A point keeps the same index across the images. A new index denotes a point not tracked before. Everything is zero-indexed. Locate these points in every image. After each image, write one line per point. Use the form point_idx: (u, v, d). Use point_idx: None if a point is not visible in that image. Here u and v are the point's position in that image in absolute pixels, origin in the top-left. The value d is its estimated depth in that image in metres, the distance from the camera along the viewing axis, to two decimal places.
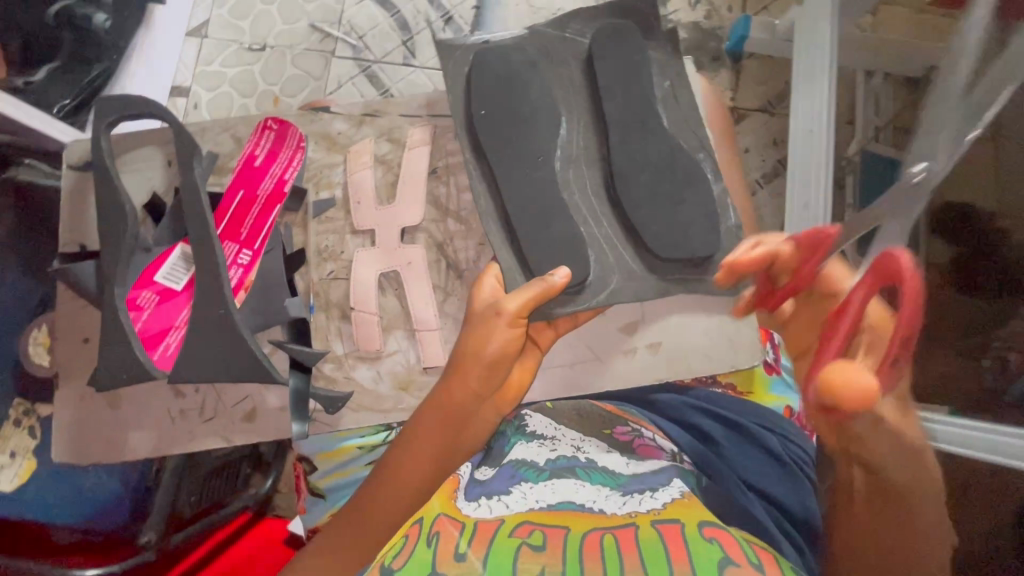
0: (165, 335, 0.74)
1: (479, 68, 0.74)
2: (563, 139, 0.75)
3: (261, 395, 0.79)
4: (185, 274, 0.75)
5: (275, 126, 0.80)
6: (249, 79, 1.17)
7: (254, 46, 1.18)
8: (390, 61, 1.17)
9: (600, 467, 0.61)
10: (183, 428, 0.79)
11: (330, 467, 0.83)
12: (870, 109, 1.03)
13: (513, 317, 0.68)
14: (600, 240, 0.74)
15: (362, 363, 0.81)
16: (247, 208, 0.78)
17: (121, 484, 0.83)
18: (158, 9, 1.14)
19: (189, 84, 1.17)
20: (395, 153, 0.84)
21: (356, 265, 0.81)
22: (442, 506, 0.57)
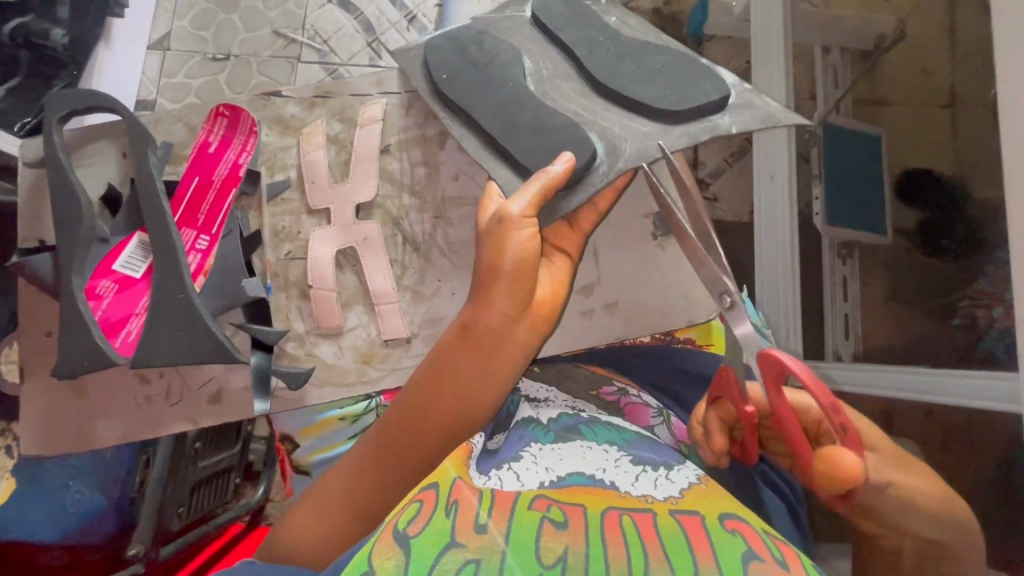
0: (125, 323, 0.74)
1: (432, 53, 0.76)
2: (530, 69, 0.73)
3: (225, 376, 0.79)
4: (142, 262, 0.75)
5: (228, 112, 0.82)
6: (215, 89, 1.16)
7: (218, 56, 1.17)
8: (356, 63, 1.17)
9: (607, 423, 0.64)
10: (149, 415, 0.79)
11: (312, 442, 0.86)
12: (829, 84, 1.17)
13: (522, 213, 0.58)
14: (601, 122, 0.68)
15: (324, 340, 0.81)
16: (203, 193, 0.80)
17: (104, 496, 0.82)
18: (115, 24, 1.12)
19: (154, 96, 1.16)
20: (347, 132, 0.84)
21: (313, 243, 0.81)
22: (457, 469, 0.52)
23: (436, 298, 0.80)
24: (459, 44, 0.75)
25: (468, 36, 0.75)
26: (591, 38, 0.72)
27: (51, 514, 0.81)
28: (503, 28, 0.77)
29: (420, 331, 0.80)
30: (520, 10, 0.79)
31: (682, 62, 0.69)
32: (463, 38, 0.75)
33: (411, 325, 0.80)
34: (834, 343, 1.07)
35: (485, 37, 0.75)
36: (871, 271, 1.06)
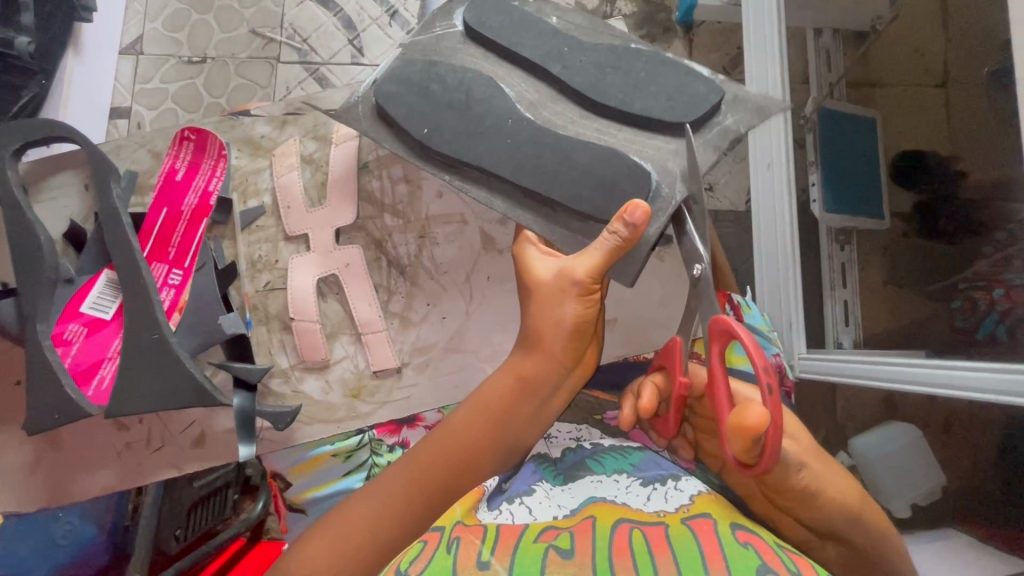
0: (99, 367, 0.72)
1: (387, 100, 0.67)
2: (514, 95, 0.68)
3: (208, 418, 0.80)
4: (112, 301, 0.73)
5: (192, 135, 0.77)
6: (192, 94, 1.11)
7: (194, 58, 1.12)
8: (339, 61, 1.13)
9: (610, 450, 0.65)
10: (132, 461, 0.79)
11: (306, 479, 0.85)
12: (823, 66, 1.09)
13: (590, 277, 0.57)
14: (627, 146, 0.65)
15: (311, 375, 0.79)
16: (173, 224, 0.76)
17: (95, 526, 0.80)
18: (86, 30, 1.10)
19: (129, 104, 1.11)
20: (322, 151, 0.81)
21: (292, 273, 0.78)
22: (465, 513, 0.52)
23: (425, 323, 0.79)
24: (412, 83, 0.68)
25: (418, 75, 0.68)
26: (540, 58, 0.67)
27: (40, 547, 0.79)
28: (441, 52, 0.71)
29: (411, 360, 0.79)
30: (450, 28, 0.71)
31: (667, 62, 0.66)
32: (413, 78, 0.68)
33: (401, 354, 0.79)
34: (835, 331, 1.00)
35: (436, 68, 0.68)
36: (870, 257, 1.04)
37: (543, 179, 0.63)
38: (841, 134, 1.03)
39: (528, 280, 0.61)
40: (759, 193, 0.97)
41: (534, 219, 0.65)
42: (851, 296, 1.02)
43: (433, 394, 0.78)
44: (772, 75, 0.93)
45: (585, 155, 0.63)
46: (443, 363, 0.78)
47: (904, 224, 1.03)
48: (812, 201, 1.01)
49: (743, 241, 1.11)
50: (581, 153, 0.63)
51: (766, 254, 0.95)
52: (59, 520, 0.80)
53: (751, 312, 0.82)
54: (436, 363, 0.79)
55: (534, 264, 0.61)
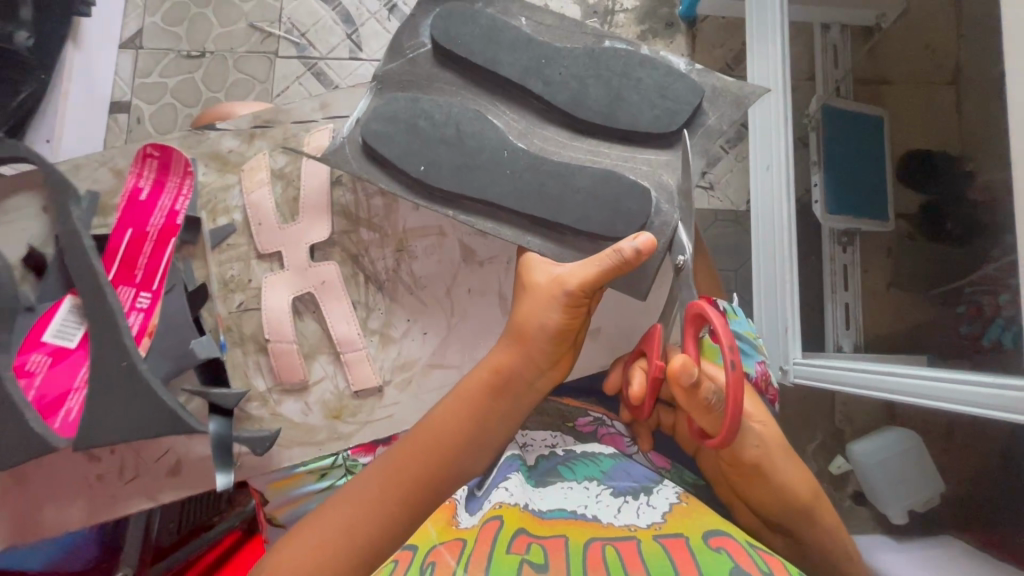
0: (65, 399, 0.69)
1: (379, 141, 0.63)
2: (501, 127, 0.65)
3: (184, 445, 0.77)
4: (77, 330, 0.71)
5: (155, 152, 0.75)
6: (192, 89, 1.11)
7: (193, 53, 1.12)
8: (337, 56, 1.12)
9: (582, 455, 0.61)
10: (102, 495, 0.77)
11: (281, 499, 0.74)
12: (828, 63, 1.08)
13: (581, 291, 0.56)
14: (621, 165, 0.64)
15: (288, 397, 0.76)
16: (139, 246, 0.73)
17: (85, 525, 0.81)
18: (85, 23, 1.09)
19: (129, 98, 1.11)
20: (293, 166, 0.79)
21: (265, 292, 0.75)
22: (441, 533, 0.50)
23: (406, 340, 0.77)
24: (399, 121, 0.64)
25: (404, 113, 0.64)
26: (519, 74, 0.64)
27: (29, 546, 0.79)
28: (419, 82, 0.67)
29: (393, 377, 0.77)
30: (419, 48, 0.67)
31: (644, 64, 0.64)
32: (399, 115, 0.64)
33: (383, 371, 0.76)
34: (836, 335, 1.01)
35: (420, 105, 0.64)
36: (873, 259, 1.03)
37: (547, 207, 0.61)
38: (846, 133, 1.02)
39: (524, 284, 0.60)
40: (758, 206, 0.96)
41: (540, 242, 0.63)
42: (853, 299, 1.02)
43: (415, 411, 0.76)
44: (777, 79, 0.90)
45: (586, 176, 0.61)
46: (426, 379, 0.76)
47: (907, 225, 1.01)
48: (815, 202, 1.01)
49: (740, 242, 1.09)
50: (581, 175, 0.61)
51: (771, 262, 0.91)
52: None
53: (736, 318, 0.75)
54: (418, 380, 0.76)
55: (534, 270, 0.60)
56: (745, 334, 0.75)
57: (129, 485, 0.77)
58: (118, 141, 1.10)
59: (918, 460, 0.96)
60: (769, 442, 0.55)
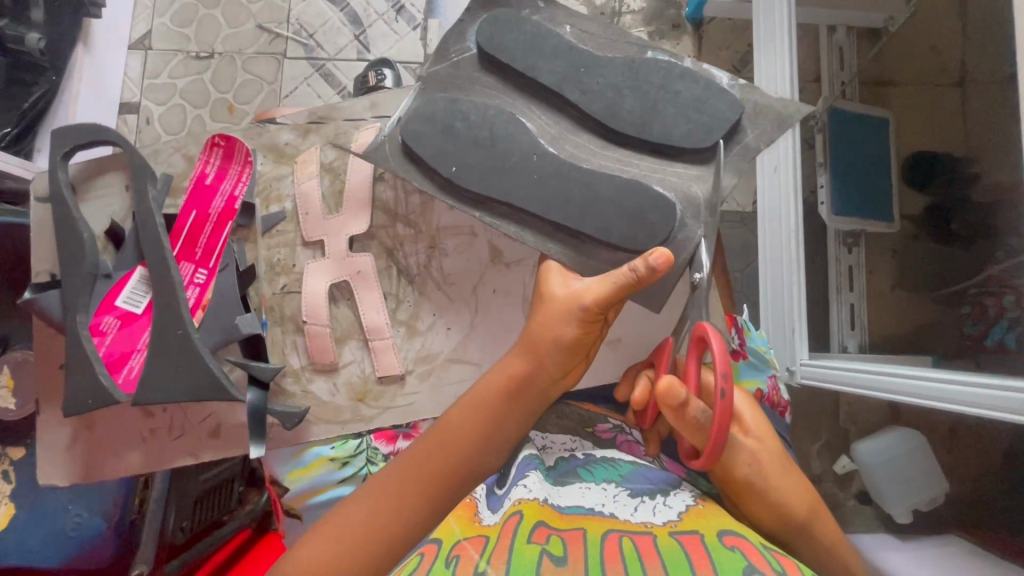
0: (127, 359, 0.69)
1: (414, 140, 0.63)
2: (535, 130, 0.64)
3: (227, 411, 0.75)
4: (144, 297, 0.70)
5: (221, 141, 0.73)
6: (201, 90, 1.12)
7: (201, 54, 1.13)
8: (344, 57, 1.13)
9: (602, 460, 0.61)
10: (153, 449, 0.75)
11: (303, 485, 0.79)
12: (835, 65, 1.09)
13: (596, 306, 0.55)
14: (650, 176, 0.63)
15: (319, 376, 0.74)
16: (200, 227, 0.73)
17: (103, 519, 0.82)
18: (96, 25, 1.10)
19: (138, 99, 1.12)
20: (342, 160, 0.76)
21: (307, 278, 0.74)
22: (463, 528, 0.49)
23: (432, 333, 0.75)
24: (437, 122, 0.64)
25: (442, 114, 0.64)
26: (555, 82, 0.63)
27: (48, 539, 0.81)
28: (458, 83, 0.67)
29: (415, 367, 0.74)
30: (464, 53, 0.67)
31: (685, 76, 0.63)
32: (437, 116, 0.64)
33: (406, 360, 0.74)
34: (840, 334, 1.01)
35: (459, 106, 0.64)
36: (877, 259, 1.03)
37: (570, 215, 0.61)
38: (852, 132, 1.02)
39: (541, 295, 0.60)
40: (765, 208, 0.96)
41: (559, 250, 0.63)
42: (858, 300, 1.02)
43: (432, 401, 0.74)
44: (784, 82, 0.90)
45: (611, 187, 0.61)
46: (446, 372, 0.74)
47: (913, 225, 1.01)
48: (820, 204, 1.01)
49: (749, 243, 1.09)
50: (607, 184, 0.61)
51: (781, 257, 0.91)
52: (69, 513, 0.82)
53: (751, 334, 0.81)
54: (439, 372, 0.74)
55: (552, 280, 0.60)
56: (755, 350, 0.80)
57: (179, 444, 0.75)
58: (128, 141, 1.11)
59: (921, 461, 0.97)
60: (772, 460, 0.56)
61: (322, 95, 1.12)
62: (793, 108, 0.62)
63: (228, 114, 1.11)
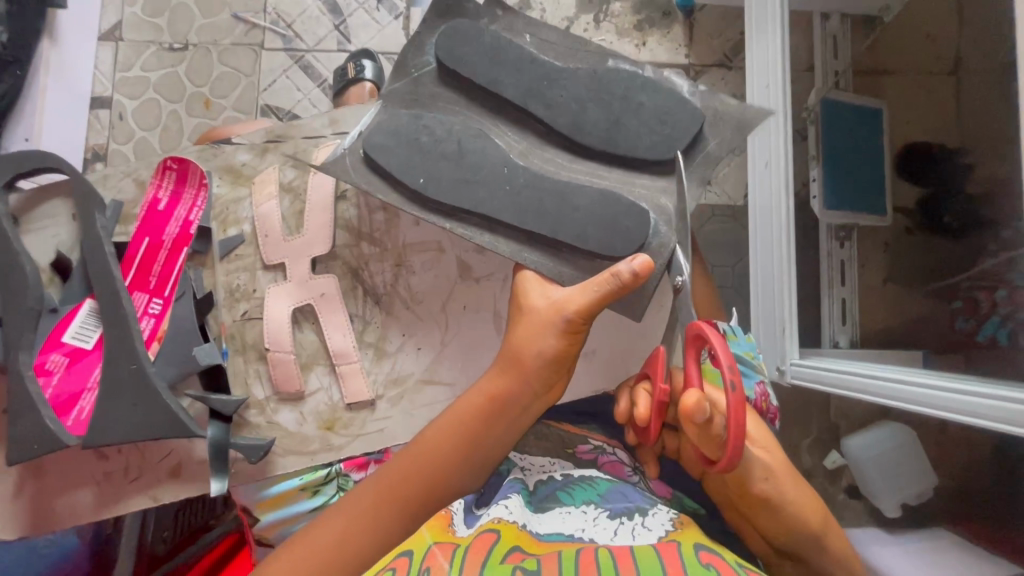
0: (78, 398, 0.63)
1: (378, 153, 0.59)
2: (503, 145, 0.62)
3: (188, 447, 0.67)
4: (95, 331, 0.64)
5: (174, 164, 0.67)
6: (175, 82, 1.07)
7: (175, 45, 1.08)
8: (324, 48, 1.09)
9: (580, 479, 0.56)
10: (109, 493, 0.67)
11: (273, 516, 0.71)
12: (828, 54, 1.07)
13: (579, 317, 0.54)
14: (620, 189, 0.61)
15: (285, 406, 0.69)
16: (154, 255, 0.66)
17: (78, 536, 0.80)
18: (62, 15, 1.06)
19: (110, 92, 1.07)
20: (303, 180, 0.71)
21: (268, 302, 0.68)
22: (435, 535, 0.48)
23: (401, 354, 0.71)
24: (401, 135, 0.60)
25: (407, 128, 0.60)
26: (520, 96, 0.60)
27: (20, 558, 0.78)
28: (421, 100, 0.63)
29: (386, 392, 0.70)
30: (424, 67, 0.63)
31: (646, 86, 0.60)
32: (401, 130, 0.60)
33: (376, 385, 0.70)
34: (830, 330, 1.00)
35: (423, 120, 0.60)
36: (870, 253, 1.01)
37: (547, 220, 0.58)
38: (849, 124, 1.00)
39: (520, 307, 0.58)
40: (756, 212, 0.94)
41: (538, 257, 0.59)
42: (850, 294, 1.00)
43: (408, 429, 0.70)
44: (777, 79, 0.87)
45: (586, 197, 0.58)
46: (418, 395, 0.70)
47: (905, 219, 0.99)
48: (812, 197, 1.00)
49: (738, 239, 1.07)
50: (582, 194, 0.59)
51: (763, 262, 0.92)
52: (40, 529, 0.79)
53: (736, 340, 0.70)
54: (411, 396, 0.70)
55: (531, 293, 0.58)
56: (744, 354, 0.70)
57: (138, 486, 0.67)
58: (99, 137, 1.06)
59: (910, 457, 0.97)
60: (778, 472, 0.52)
61: (302, 89, 1.08)
62: (751, 112, 0.62)
63: (205, 109, 1.07)
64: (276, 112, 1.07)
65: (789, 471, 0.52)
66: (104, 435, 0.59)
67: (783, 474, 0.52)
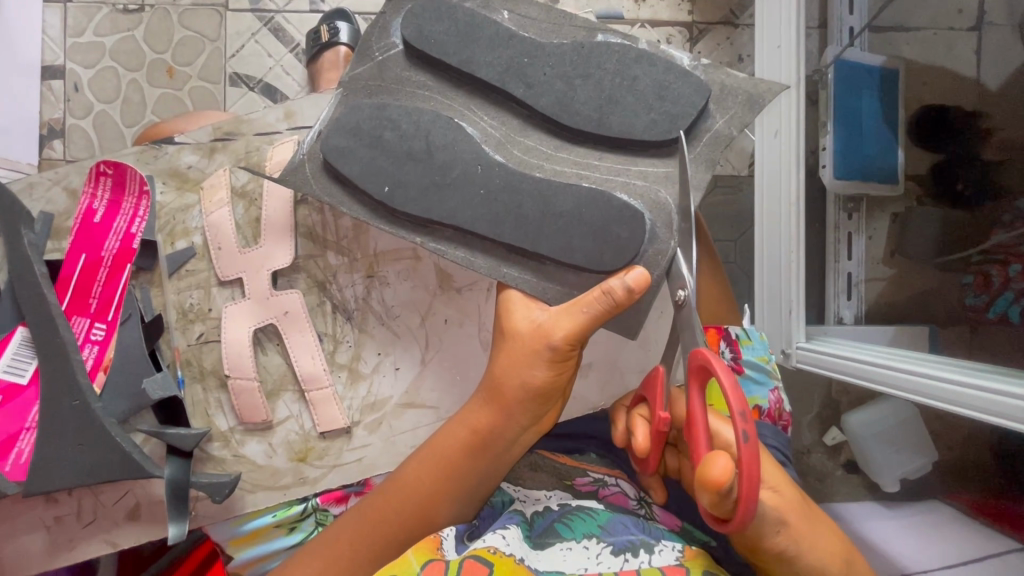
0: (14, 441, 0.55)
1: (338, 158, 0.53)
2: (477, 133, 0.55)
3: (146, 487, 0.62)
4: (30, 364, 0.57)
5: (109, 169, 0.60)
6: (133, 49, 0.96)
7: (130, 6, 0.96)
8: (296, 9, 0.99)
9: (578, 509, 0.53)
10: (60, 539, 0.61)
11: (247, 554, 0.64)
12: (844, 6, 0.91)
13: (569, 342, 0.48)
14: (612, 179, 0.55)
15: (252, 437, 0.64)
16: (93, 273, 0.60)
17: None
18: None
19: (62, 61, 0.96)
20: (257, 183, 0.65)
21: (225, 325, 0.63)
22: (419, 554, 0.44)
23: (377, 376, 0.66)
24: (362, 133, 0.54)
25: (368, 124, 0.54)
26: (497, 76, 0.54)
27: None
28: (385, 85, 0.56)
29: (362, 418, 0.65)
30: (390, 51, 0.56)
31: (641, 59, 0.53)
32: (362, 127, 0.54)
33: (350, 412, 0.65)
34: (837, 303, 0.92)
35: (387, 112, 0.54)
36: (878, 224, 0.93)
37: (526, 234, 0.53)
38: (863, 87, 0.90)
39: (504, 331, 0.53)
40: (762, 199, 0.86)
41: (518, 273, 0.54)
42: (856, 268, 0.93)
43: (387, 457, 0.66)
44: (790, 41, 0.79)
45: (569, 200, 0.52)
46: (398, 421, 0.66)
47: (917, 187, 0.92)
48: (822, 166, 0.89)
49: (741, 209, 1.00)
50: (564, 196, 0.52)
51: (764, 247, 0.85)
52: None
53: (750, 344, 0.70)
54: (390, 422, 0.66)
55: (515, 315, 0.52)
56: (759, 361, 0.70)
57: (93, 531, 0.61)
58: (55, 112, 0.95)
59: (913, 435, 0.92)
60: (796, 524, 0.46)
61: (273, 55, 0.99)
62: (764, 87, 0.55)
63: (168, 78, 0.97)
64: (245, 82, 0.98)
65: (800, 510, 0.47)
66: (57, 478, 0.54)
67: (801, 522, 0.46)
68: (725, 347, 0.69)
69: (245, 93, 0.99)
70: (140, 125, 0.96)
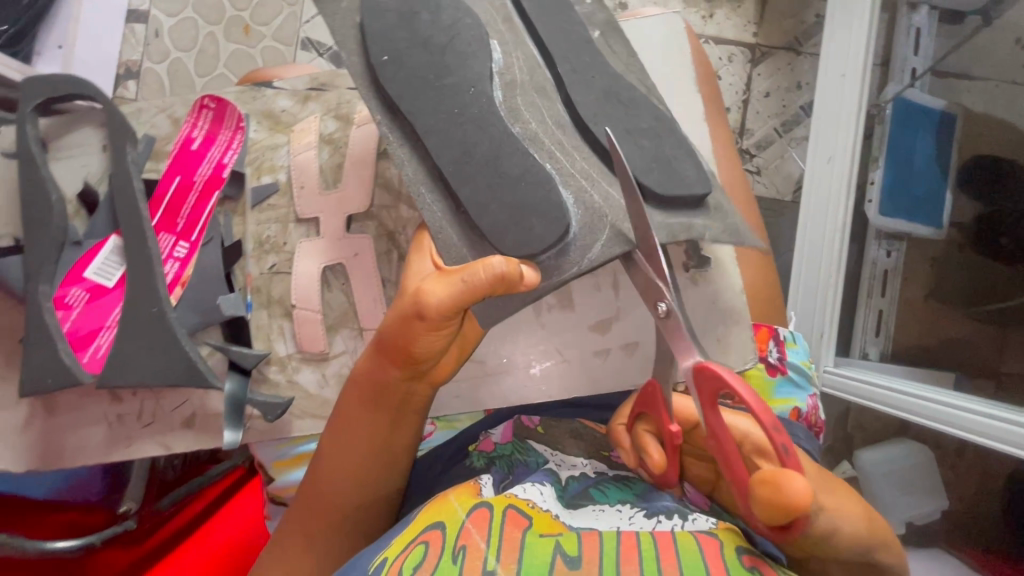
0: (95, 335, 0.61)
1: None
2: (499, 65, 0.54)
3: (203, 398, 0.65)
4: (117, 269, 0.62)
5: (212, 104, 0.67)
6: (215, 4, 1.01)
7: None
8: None
9: (614, 480, 0.55)
10: (119, 434, 0.65)
11: (289, 477, 0.68)
12: (908, 47, 0.92)
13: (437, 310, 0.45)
14: (574, 175, 0.51)
15: (307, 366, 0.66)
16: (183, 196, 0.65)
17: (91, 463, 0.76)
18: None
19: (146, 7, 1.00)
20: (344, 131, 0.67)
21: (298, 257, 0.65)
22: (461, 504, 0.46)
23: None
24: None
25: None
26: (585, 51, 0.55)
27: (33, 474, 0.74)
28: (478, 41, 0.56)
29: None
30: None
31: None
32: None
33: None
34: (862, 340, 0.90)
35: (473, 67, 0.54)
36: (914, 265, 0.91)
37: None
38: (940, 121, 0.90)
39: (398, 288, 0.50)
40: (807, 217, 0.87)
41: None
42: (889, 306, 0.91)
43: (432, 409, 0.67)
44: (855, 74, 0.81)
45: (519, 165, 0.49)
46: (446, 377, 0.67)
47: (958, 234, 0.88)
48: (868, 201, 0.90)
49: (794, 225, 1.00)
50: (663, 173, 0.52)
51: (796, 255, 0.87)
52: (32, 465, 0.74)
53: (795, 347, 0.71)
54: None
55: (410, 270, 0.49)
56: (800, 366, 0.71)
57: (150, 432, 0.65)
58: (133, 53, 1.00)
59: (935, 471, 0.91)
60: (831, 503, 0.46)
61: None
62: None
63: (244, 35, 1.01)
64: (315, 48, 1.01)
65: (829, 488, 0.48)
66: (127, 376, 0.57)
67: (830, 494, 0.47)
68: (772, 346, 0.71)
69: (314, 58, 1.01)
70: (211, 76, 1.00)
